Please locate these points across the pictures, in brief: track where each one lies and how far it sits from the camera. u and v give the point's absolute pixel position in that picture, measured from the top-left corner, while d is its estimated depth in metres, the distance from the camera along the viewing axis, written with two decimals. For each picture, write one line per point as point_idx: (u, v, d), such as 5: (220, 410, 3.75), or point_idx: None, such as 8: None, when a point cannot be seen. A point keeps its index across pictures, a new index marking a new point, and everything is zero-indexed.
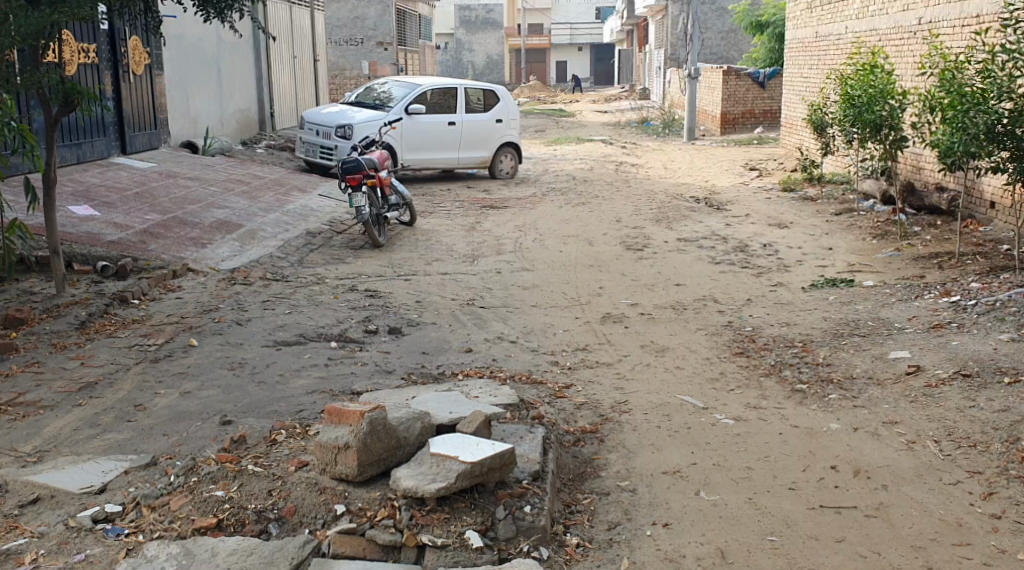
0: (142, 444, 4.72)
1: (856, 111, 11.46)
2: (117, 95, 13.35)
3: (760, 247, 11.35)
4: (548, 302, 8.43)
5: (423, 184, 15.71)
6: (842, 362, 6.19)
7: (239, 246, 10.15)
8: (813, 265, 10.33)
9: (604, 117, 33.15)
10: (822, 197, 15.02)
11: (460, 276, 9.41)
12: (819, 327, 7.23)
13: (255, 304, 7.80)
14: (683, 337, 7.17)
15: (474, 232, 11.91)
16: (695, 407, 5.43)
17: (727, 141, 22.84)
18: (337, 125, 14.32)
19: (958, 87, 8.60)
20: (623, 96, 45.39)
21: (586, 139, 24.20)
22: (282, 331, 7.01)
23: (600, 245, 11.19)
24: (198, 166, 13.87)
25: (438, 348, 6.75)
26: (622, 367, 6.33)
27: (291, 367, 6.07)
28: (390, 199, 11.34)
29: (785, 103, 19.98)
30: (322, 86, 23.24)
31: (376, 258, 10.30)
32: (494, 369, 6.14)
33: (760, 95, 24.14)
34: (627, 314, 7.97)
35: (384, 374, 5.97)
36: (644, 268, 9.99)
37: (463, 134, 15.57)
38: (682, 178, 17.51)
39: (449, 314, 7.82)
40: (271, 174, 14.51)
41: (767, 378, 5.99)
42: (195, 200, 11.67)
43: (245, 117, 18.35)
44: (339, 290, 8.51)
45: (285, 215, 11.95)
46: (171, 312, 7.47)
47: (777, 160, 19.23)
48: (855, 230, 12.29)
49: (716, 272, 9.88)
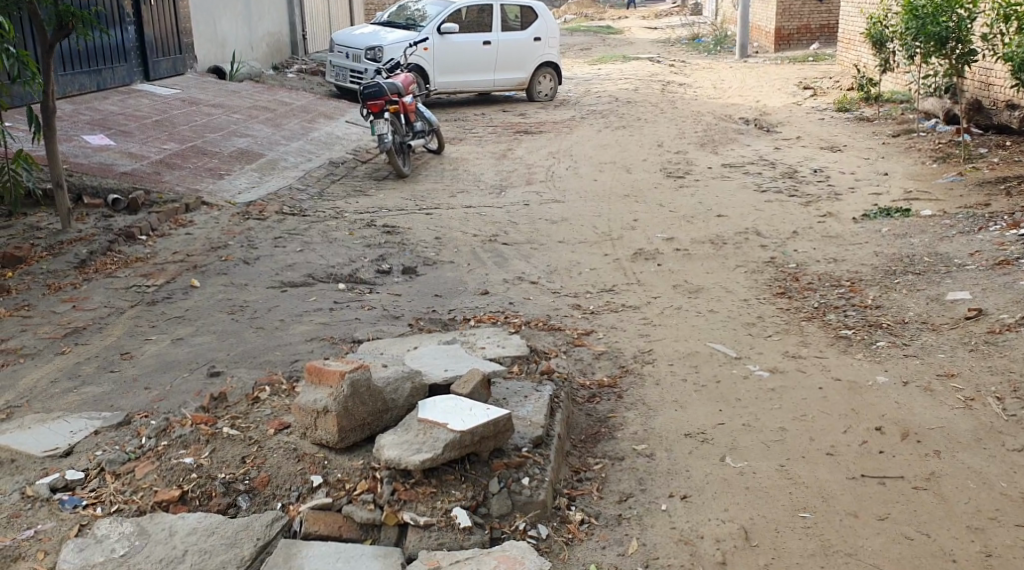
0: (118, 400, 4.36)
1: (919, 24, 10.57)
2: (138, 18, 12.90)
3: (810, 173, 10.64)
4: (578, 237, 7.91)
5: (457, 109, 15.11)
6: (894, 305, 5.62)
7: (258, 177, 9.75)
8: (867, 193, 9.62)
9: (654, 35, 31.94)
10: (879, 117, 14.14)
11: (486, 208, 8.92)
12: (869, 264, 6.62)
13: (266, 240, 7.40)
14: (719, 276, 6.63)
15: (505, 160, 11.36)
16: (727, 357, 4.93)
17: (780, 58, 21.77)
18: (367, 47, 13.71)
19: None
20: (674, 12, 43.70)
21: (632, 58, 23.24)
22: (290, 270, 6.61)
23: (639, 172, 10.59)
24: (224, 92, 13.42)
25: (453, 291, 6.31)
26: (649, 311, 5.82)
27: (293, 312, 5.67)
28: (416, 125, 10.80)
29: (843, 16, 18.84)
30: (357, 7, 22.52)
31: (400, 189, 9.86)
32: (509, 315, 5.72)
33: (817, 8, 22.90)
34: (661, 250, 7.43)
35: (390, 321, 5.56)
36: (682, 198, 9.39)
37: (498, 54, 14.90)
38: (730, 98, 16.65)
39: (469, 251, 7.36)
40: (299, 100, 14.03)
41: (809, 323, 5.45)
42: (216, 128, 11.27)
43: (277, 41, 17.82)
44: (355, 225, 8.08)
45: (311, 143, 11.52)
46: (177, 249, 7.10)
47: (832, 78, 18.22)
48: (914, 154, 11.49)
49: (761, 201, 9.25)
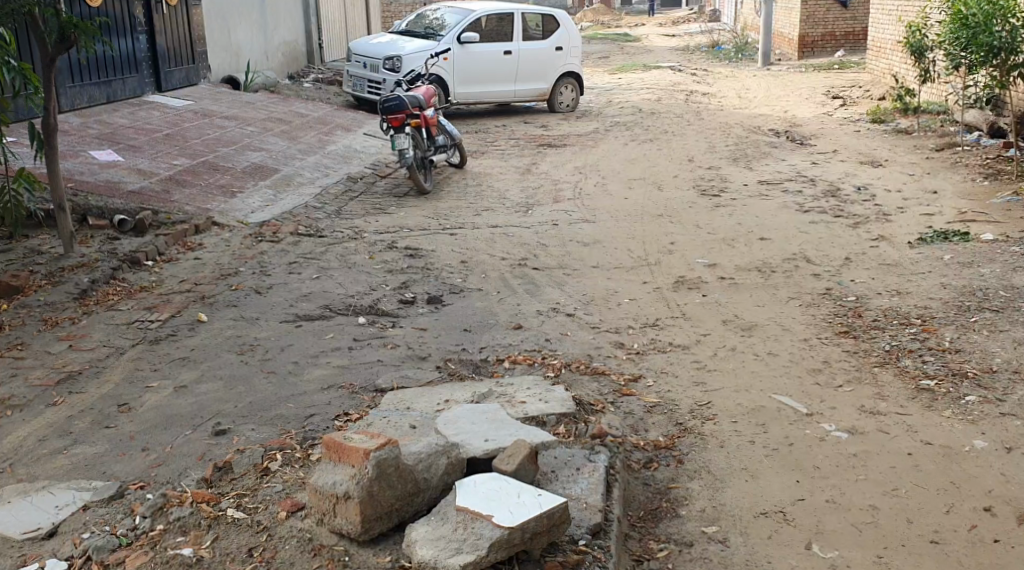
0: (112, 463, 3.83)
1: (970, 33, 9.97)
2: (149, 27, 12.47)
3: (853, 191, 10.05)
4: (613, 262, 7.36)
5: (477, 119, 14.58)
6: (977, 350, 5.04)
7: (272, 195, 9.24)
8: (917, 214, 9.02)
9: (672, 43, 31.39)
10: (918, 129, 13.53)
11: (512, 228, 8.38)
12: (937, 299, 6.05)
13: (280, 266, 6.86)
14: (773, 310, 6.06)
15: (530, 175, 10.83)
16: (796, 413, 4.36)
17: (806, 66, 21.17)
18: (385, 57, 13.20)
19: None
20: (692, 18, 43.13)
21: (653, 66, 22.68)
22: (305, 301, 6.07)
23: (671, 189, 10.04)
24: (238, 103, 12.95)
25: (483, 325, 5.77)
26: (701, 353, 5.26)
27: (309, 351, 5.13)
28: (437, 139, 10.30)
29: (873, 22, 18.22)
30: (373, 14, 22.04)
31: (420, 207, 9.34)
32: (547, 357, 5.17)
33: (843, 15, 22.29)
34: (704, 278, 6.86)
35: (416, 362, 5.01)
36: (721, 218, 8.82)
37: (519, 64, 14.37)
38: (759, 108, 16.06)
39: (498, 278, 6.81)
40: (314, 111, 13.54)
41: (882, 370, 4.88)
42: (229, 142, 10.78)
43: (293, 50, 17.36)
44: (375, 247, 7.55)
45: (326, 157, 11.02)
46: (184, 277, 6.58)
47: (863, 87, 17.62)
48: (962, 170, 10.89)
49: (805, 222, 8.67)
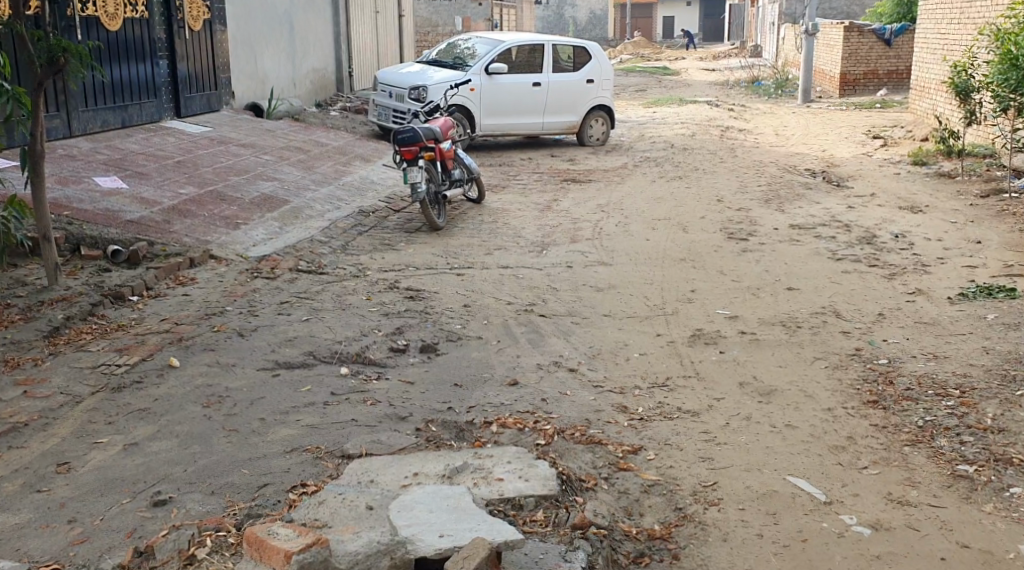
0: (29, 537, 3.41)
1: (1019, 74, 9.43)
2: (170, 52, 12.25)
3: (891, 238, 9.47)
4: (627, 309, 6.83)
5: (503, 152, 14.19)
6: (1022, 431, 4.52)
7: (278, 227, 8.84)
8: (959, 265, 8.42)
9: (711, 77, 30.95)
10: (962, 172, 12.93)
11: (525, 270, 7.92)
12: (978, 367, 5.50)
13: (271, 306, 6.43)
14: (795, 372, 5.51)
15: (550, 212, 10.38)
16: (813, 501, 3.83)
17: (847, 105, 20.58)
18: (410, 86, 12.87)
19: None
20: (734, 54, 42.64)
21: (690, 101, 22.18)
22: (289, 346, 5.54)
23: (697, 232, 9.54)
24: (257, 131, 12.67)
25: (477, 381, 5.18)
26: (712, 422, 4.73)
27: (280, 406, 4.66)
28: (454, 173, 9.91)
29: (917, 61, 17.64)
30: (407, 42, 21.82)
31: (430, 243, 8.93)
32: (542, 420, 4.62)
33: (886, 53, 21.69)
34: (724, 331, 6.33)
35: (394, 423, 4.51)
36: (747, 264, 8.30)
37: (549, 96, 13.96)
38: (795, 147, 15.51)
39: (501, 324, 6.30)
40: (335, 140, 13.23)
41: (915, 449, 4.35)
42: (242, 170, 10.46)
43: (321, 77, 17.13)
44: (375, 287, 7.11)
45: (340, 189, 10.66)
46: (167, 315, 6.18)
47: (905, 127, 17.00)
48: (1008, 219, 10.26)
49: (837, 272, 8.13)
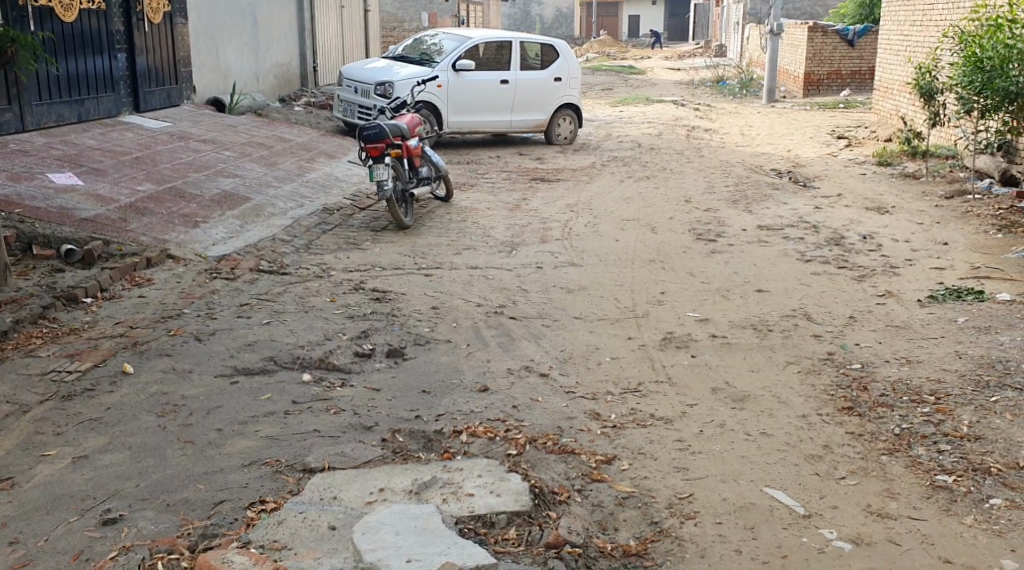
0: None
1: (985, 77, 9.39)
2: (129, 45, 11.92)
3: (859, 240, 9.44)
4: (597, 311, 6.70)
5: (470, 150, 14.03)
6: (999, 439, 4.47)
7: (239, 225, 8.60)
8: (927, 267, 8.40)
9: (676, 76, 31.01)
10: (926, 173, 12.98)
11: (493, 271, 7.77)
12: (951, 372, 5.45)
13: (230, 309, 6.21)
14: (768, 377, 5.41)
15: (519, 212, 10.23)
16: (792, 514, 3.72)
17: (811, 105, 20.66)
18: (376, 82, 12.66)
19: None
20: (698, 53, 42.81)
21: (656, 100, 22.16)
22: (249, 351, 5.34)
23: (666, 232, 9.45)
24: (219, 126, 12.38)
25: (445, 387, 5.03)
26: (686, 430, 4.60)
27: (239, 416, 4.47)
28: (420, 171, 9.73)
29: (881, 62, 17.74)
30: (372, 37, 21.56)
31: (396, 243, 8.75)
32: (512, 428, 4.48)
33: (850, 54, 21.82)
34: (695, 335, 6.22)
35: (358, 433, 4.34)
36: (716, 266, 8.22)
37: (516, 94, 13.81)
38: (761, 147, 15.51)
39: (470, 328, 6.14)
40: (299, 136, 12.98)
41: (892, 459, 4.28)
42: (202, 167, 10.19)
43: (284, 72, 16.84)
44: (339, 289, 6.91)
45: (303, 186, 10.43)
46: (122, 319, 5.95)
47: (869, 127, 17.09)
48: (974, 220, 10.27)
49: (806, 273, 8.07)
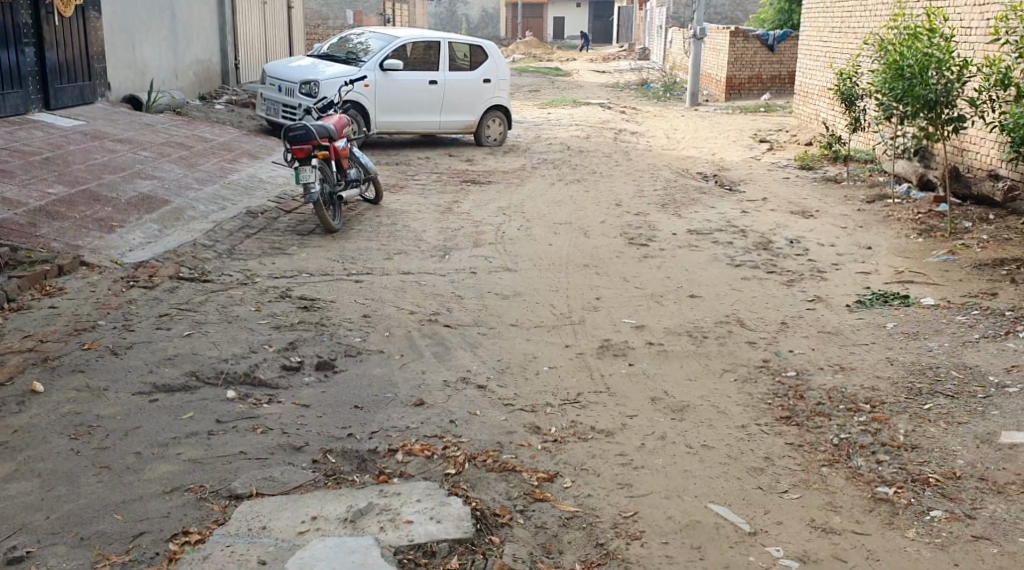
0: None
1: (905, 85, 9.37)
2: (38, 40, 11.38)
3: (786, 244, 9.51)
4: (532, 319, 6.58)
5: (397, 151, 13.80)
6: (935, 448, 4.51)
7: (157, 230, 8.25)
8: (853, 271, 8.47)
9: (601, 78, 31.14)
10: (847, 177, 13.20)
11: (426, 277, 7.60)
12: (885, 378, 5.47)
13: (148, 320, 5.92)
14: (706, 386, 5.36)
15: (450, 215, 10.06)
16: (738, 531, 3.73)
17: (733, 108, 20.93)
18: (301, 80, 12.35)
19: None
20: (622, 55, 43.15)
21: (583, 102, 22.17)
22: (170, 365, 5.08)
23: (597, 236, 9.39)
24: (136, 125, 11.92)
25: (379, 402, 4.85)
26: (628, 443, 4.52)
27: (160, 437, 4.23)
28: (349, 173, 9.49)
29: (801, 68, 18.05)
30: (296, 33, 21.08)
31: (324, 247, 8.51)
32: (450, 445, 4.34)
33: (770, 58, 22.16)
34: (631, 342, 6.15)
35: (288, 455, 4.15)
36: (649, 270, 8.18)
37: (445, 95, 13.62)
38: (687, 150, 15.61)
39: (403, 337, 5.96)
40: (220, 135, 12.58)
41: (833, 471, 4.29)
42: (118, 168, 9.78)
43: (204, 69, 16.33)
44: (265, 297, 6.66)
45: (226, 188, 10.09)
46: (31, 331, 5.61)
47: (790, 131, 17.37)
48: (895, 223, 10.43)
49: (737, 278, 8.08)
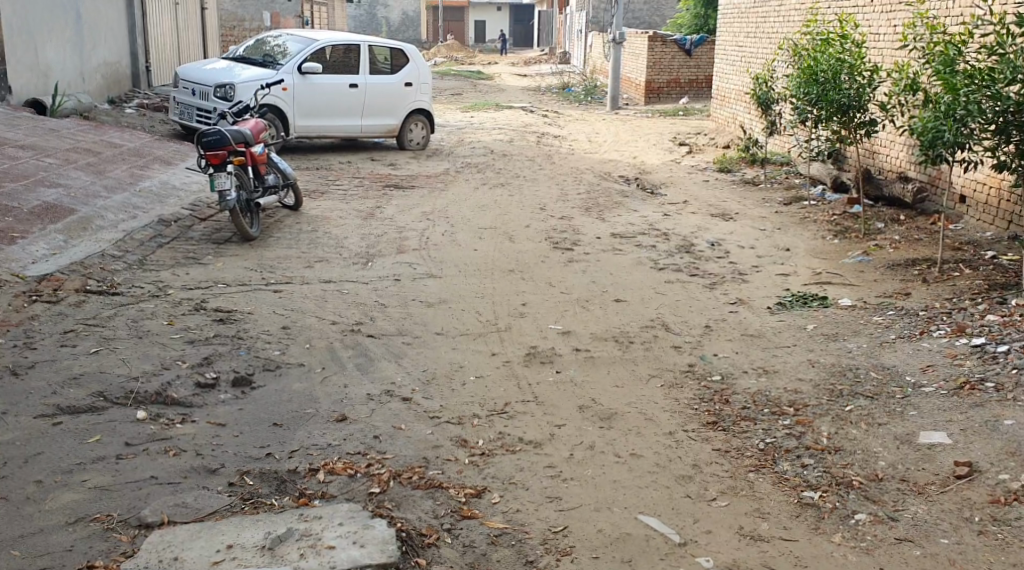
0: None
1: (819, 90, 9.53)
2: None
3: (707, 247, 9.58)
4: (458, 326, 6.48)
5: (317, 155, 13.53)
6: (857, 450, 4.55)
7: (62, 241, 7.89)
8: (773, 273, 8.56)
9: (523, 82, 31.18)
10: (765, 179, 13.41)
11: (349, 285, 7.43)
12: (807, 381, 5.52)
13: (52, 337, 5.64)
14: (633, 393, 5.33)
15: (372, 220, 9.90)
16: (668, 543, 3.73)
17: (652, 112, 21.14)
18: (215, 84, 12.03)
19: (951, 64, 6.89)
20: (543, 59, 43.30)
21: (505, 106, 22.11)
22: (75, 386, 4.83)
23: (522, 241, 9.33)
24: (39, 130, 11.43)
25: (300, 419, 4.68)
26: (556, 453, 4.46)
27: (64, 464, 4.00)
28: (266, 179, 9.25)
29: (718, 72, 18.29)
30: (210, 35, 20.58)
31: (241, 256, 8.27)
32: (374, 463, 4.22)
33: (687, 63, 22.44)
34: (558, 349, 6.09)
35: (203, 478, 3.98)
36: (574, 275, 8.15)
37: (366, 98, 13.40)
38: (608, 154, 15.68)
39: (324, 349, 5.79)
40: (131, 141, 12.17)
41: (760, 476, 4.29)
42: (20, 175, 9.34)
43: (113, 71, 15.80)
44: (178, 310, 6.41)
45: (137, 196, 9.73)
46: None
47: (708, 134, 17.59)
48: (812, 223, 10.61)
49: (661, 281, 8.10)
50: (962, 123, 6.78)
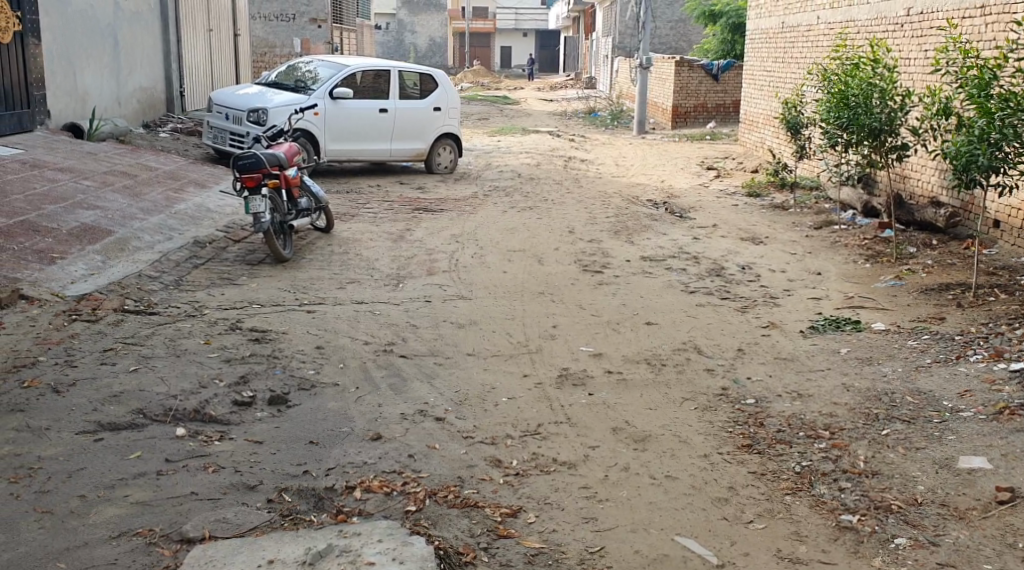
0: None
1: (851, 114, 9.49)
2: None
3: (738, 271, 9.55)
4: (489, 347, 6.50)
5: (348, 179, 13.65)
6: (895, 474, 4.51)
7: (100, 261, 8.00)
8: (804, 297, 8.53)
9: (550, 107, 31.34)
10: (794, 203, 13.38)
11: (380, 306, 7.48)
12: (842, 405, 5.48)
13: (92, 355, 5.72)
14: (667, 415, 5.32)
15: (402, 243, 9.96)
16: (706, 564, 3.73)
17: (679, 136, 21.18)
18: (249, 109, 12.20)
19: (986, 88, 6.87)
20: (568, 84, 43.57)
21: (532, 130, 22.22)
22: (116, 403, 4.89)
23: (551, 264, 9.35)
24: (78, 154, 11.62)
25: (335, 437, 4.71)
26: (591, 475, 4.45)
27: (106, 479, 4.05)
28: (299, 202, 9.36)
29: (745, 97, 18.31)
30: (242, 61, 20.85)
31: (275, 277, 8.35)
32: (410, 482, 4.23)
33: (714, 87, 22.47)
34: (590, 371, 6.09)
35: (243, 494, 4.02)
36: (604, 298, 8.15)
37: (396, 122, 13.52)
38: (636, 178, 15.71)
39: (358, 369, 5.83)
40: (166, 164, 12.35)
41: (797, 499, 4.27)
42: (59, 198, 9.50)
43: (148, 96, 16.07)
44: (214, 329, 6.49)
45: (172, 218, 9.86)
46: None
47: (736, 158, 17.58)
48: (843, 247, 10.57)
49: (691, 305, 8.08)
50: (996, 147, 6.75)
